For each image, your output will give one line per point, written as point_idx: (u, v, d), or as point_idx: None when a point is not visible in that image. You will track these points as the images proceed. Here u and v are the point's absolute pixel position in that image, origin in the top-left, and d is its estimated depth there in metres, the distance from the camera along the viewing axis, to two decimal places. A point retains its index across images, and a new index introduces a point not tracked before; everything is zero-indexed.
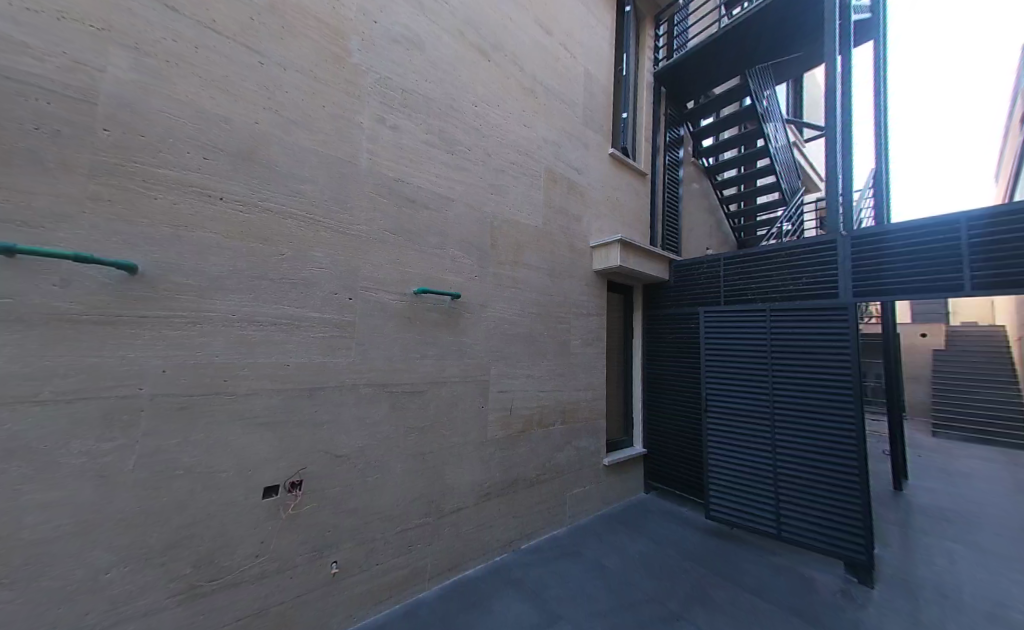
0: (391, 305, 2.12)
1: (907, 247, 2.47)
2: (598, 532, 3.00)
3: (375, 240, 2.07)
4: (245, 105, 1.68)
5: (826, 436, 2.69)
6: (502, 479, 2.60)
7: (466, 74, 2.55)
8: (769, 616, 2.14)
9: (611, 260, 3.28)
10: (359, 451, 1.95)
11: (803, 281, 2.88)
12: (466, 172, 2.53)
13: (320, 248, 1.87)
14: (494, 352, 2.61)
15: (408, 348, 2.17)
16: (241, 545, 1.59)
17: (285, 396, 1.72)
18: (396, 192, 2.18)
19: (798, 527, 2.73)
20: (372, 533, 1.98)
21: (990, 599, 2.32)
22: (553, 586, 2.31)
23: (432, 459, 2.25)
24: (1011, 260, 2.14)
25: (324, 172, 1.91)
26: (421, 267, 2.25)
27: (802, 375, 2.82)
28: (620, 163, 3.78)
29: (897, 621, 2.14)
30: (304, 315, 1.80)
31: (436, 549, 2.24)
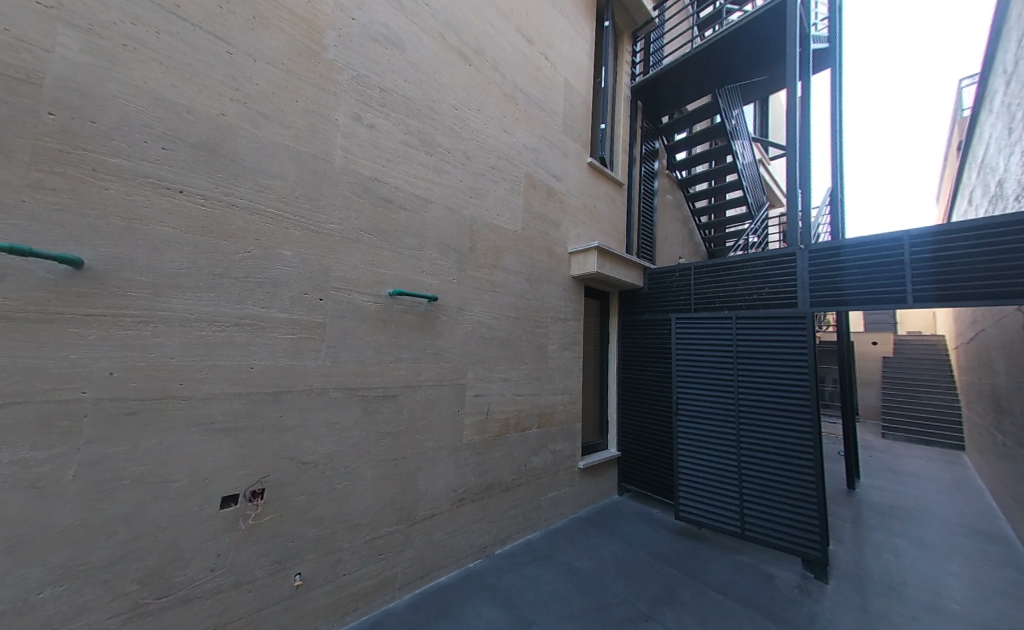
0: (365, 306, 2.07)
1: (858, 262, 2.65)
2: (571, 536, 3.02)
3: (351, 240, 2.03)
4: (211, 95, 1.61)
5: (786, 439, 2.82)
6: (477, 485, 2.58)
7: (446, 77, 2.54)
8: (732, 614, 2.21)
9: (588, 266, 3.34)
10: (326, 457, 1.88)
11: (767, 291, 3.03)
12: (445, 175, 2.51)
13: (290, 246, 1.81)
14: (471, 356, 2.59)
15: (381, 351, 2.12)
16: (195, 558, 1.50)
17: (247, 401, 1.65)
18: (372, 192, 2.14)
19: (761, 526, 2.85)
20: (339, 543, 1.91)
21: (929, 589, 2.50)
22: (525, 591, 2.30)
23: (405, 464, 2.20)
24: (948, 277, 2.33)
25: (296, 168, 1.85)
26: (398, 268, 2.22)
27: (765, 380, 2.95)
28: (598, 171, 3.86)
29: (849, 614, 2.26)
30: (270, 315, 1.73)
31: (407, 557, 2.19)
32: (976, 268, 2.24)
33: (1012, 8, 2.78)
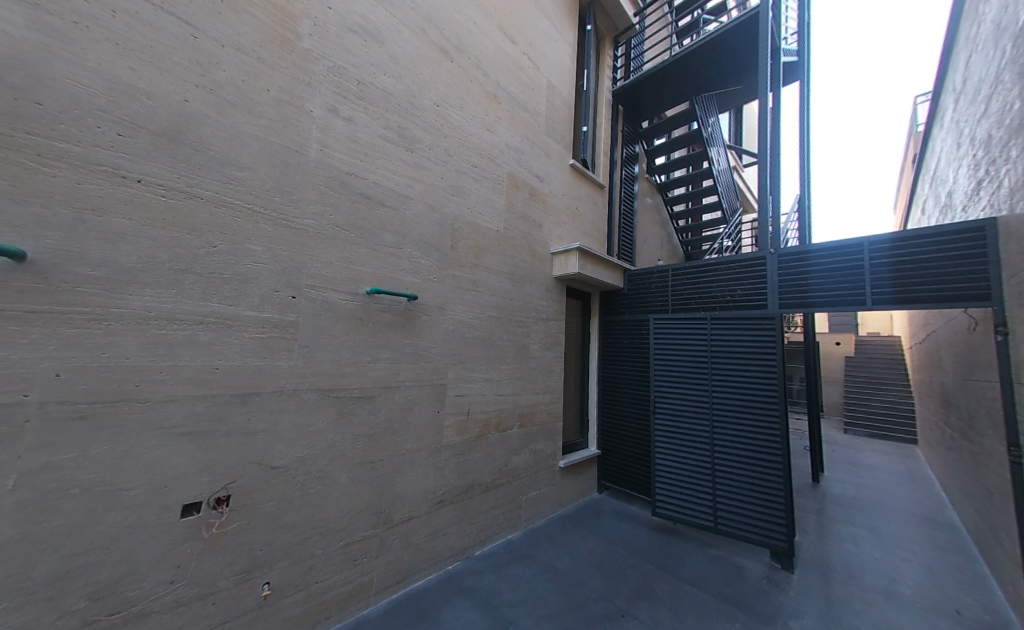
0: (342, 304, 2.01)
1: (823, 265, 2.78)
2: (550, 535, 3.03)
3: (326, 236, 1.96)
4: (173, 80, 1.52)
5: (756, 435, 2.93)
6: (456, 486, 2.55)
7: (428, 72, 2.50)
8: (704, 606, 2.27)
9: (570, 267, 3.35)
10: (298, 461, 1.81)
11: (739, 292, 3.13)
12: (425, 171, 2.47)
13: (260, 241, 1.73)
14: (452, 356, 2.56)
15: (358, 351, 2.07)
16: (152, 570, 1.42)
17: (211, 403, 1.57)
18: (349, 187, 2.08)
19: (732, 520, 2.94)
20: (311, 549, 1.85)
21: (885, 575, 2.64)
22: (504, 592, 2.29)
23: (382, 467, 2.15)
24: (903, 281, 2.46)
25: (267, 160, 1.77)
26: (376, 266, 2.17)
27: (737, 378, 3.05)
28: (580, 173, 3.89)
29: (812, 601, 2.37)
30: (238, 314, 1.65)
31: (384, 561, 2.14)
32: (928, 272, 2.39)
33: (960, 32, 2.98)
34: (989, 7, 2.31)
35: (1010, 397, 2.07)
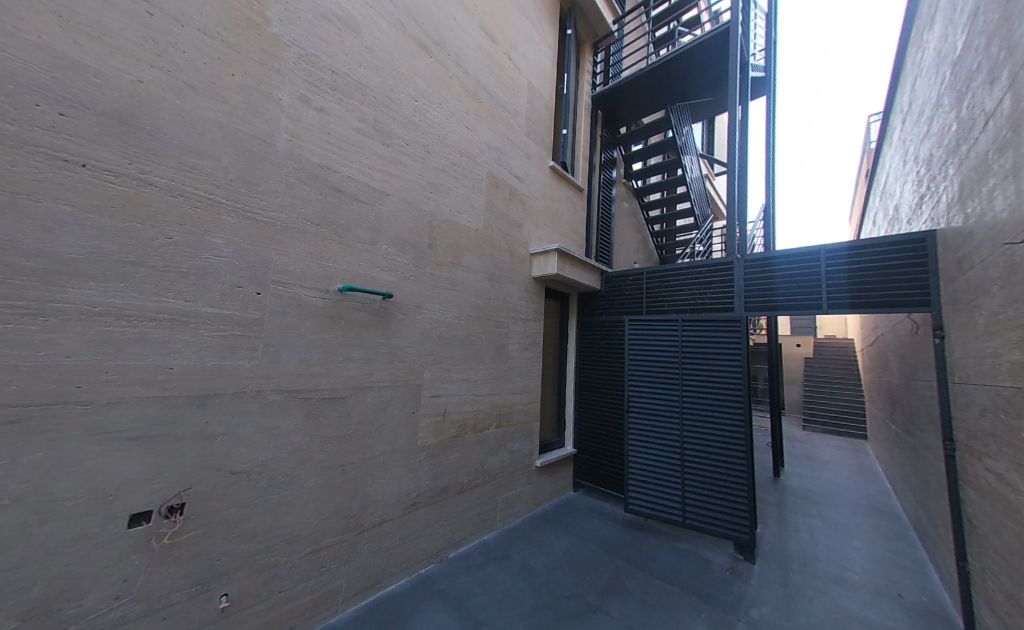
0: (311, 302, 1.93)
1: (786, 271, 2.92)
2: (525, 534, 3.03)
3: (295, 230, 1.88)
4: (124, 58, 1.42)
5: (722, 433, 3.04)
6: (431, 488, 2.51)
7: (405, 66, 2.44)
8: (672, 599, 2.34)
9: (549, 268, 3.36)
10: (260, 465, 1.73)
11: (709, 296, 3.25)
12: (402, 167, 2.41)
13: (222, 233, 1.64)
14: (428, 356, 2.52)
15: (329, 350, 1.99)
16: (94, 586, 1.31)
17: (165, 405, 1.47)
18: (321, 180, 2.00)
19: (699, 515, 3.04)
20: (275, 558, 1.77)
21: (836, 562, 2.81)
22: (478, 594, 2.27)
23: (353, 470, 2.09)
24: (857, 286, 2.62)
25: (231, 148, 1.68)
26: (350, 263, 2.10)
27: (705, 379, 3.16)
28: (559, 175, 3.92)
29: (771, 589, 2.48)
30: (196, 310, 1.56)
31: (354, 567, 2.08)
32: (879, 278, 2.54)
33: (906, 58, 3.20)
34: (932, 36, 2.48)
35: (946, 394, 2.25)
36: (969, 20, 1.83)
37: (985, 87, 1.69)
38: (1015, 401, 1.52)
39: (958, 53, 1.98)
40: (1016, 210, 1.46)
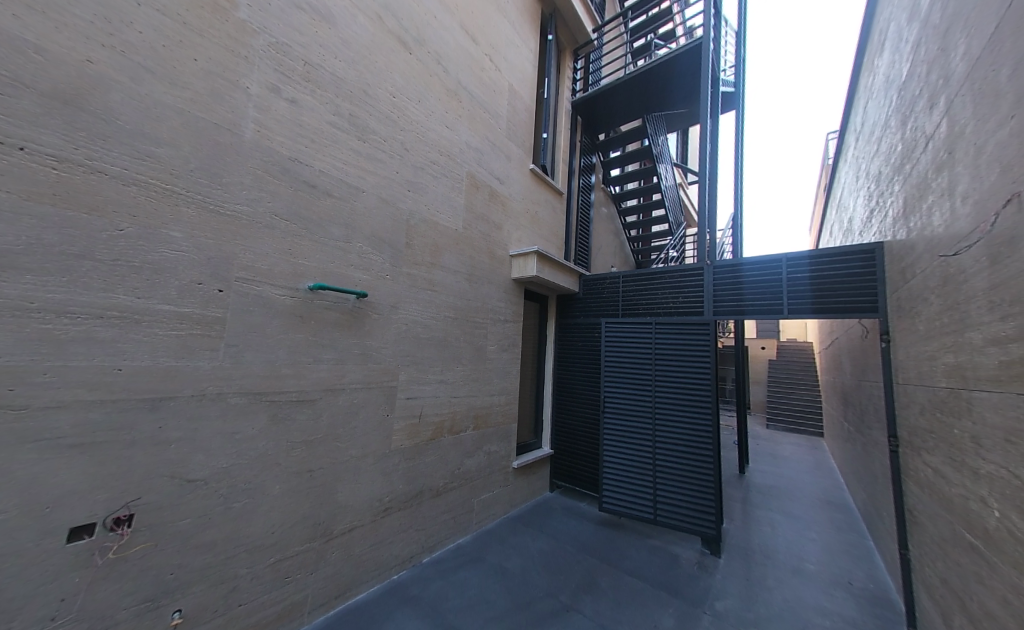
0: (279, 301, 1.85)
1: (752, 277, 3.06)
2: (500, 536, 3.02)
3: (262, 225, 1.80)
4: (71, 35, 1.32)
5: (691, 432, 3.15)
6: (404, 492, 2.45)
7: (384, 61, 2.39)
8: (642, 595, 2.39)
9: (528, 270, 3.37)
10: (219, 472, 1.64)
11: (681, 300, 3.36)
12: (379, 164, 2.36)
13: (180, 226, 1.55)
14: (404, 357, 2.47)
15: (298, 351, 1.92)
16: (25, 607, 1.20)
17: (112, 409, 1.37)
18: (292, 174, 1.93)
19: (669, 511, 3.13)
20: (234, 570, 1.68)
21: (794, 554, 2.97)
22: (451, 598, 2.24)
23: (322, 475, 2.01)
24: (814, 293, 2.78)
25: (192, 136, 1.59)
26: (323, 261, 2.04)
27: (676, 380, 3.26)
28: (539, 178, 3.94)
29: (735, 582, 2.59)
30: (148, 307, 1.46)
31: (322, 576, 2.01)
32: (836, 286, 2.71)
33: (859, 82, 3.44)
34: (881, 62, 2.68)
35: (891, 394, 2.42)
36: (912, 48, 1.99)
37: (926, 111, 1.83)
38: (948, 400, 1.66)
39: (903, 79, 2.15)
40: (951, 225, 1.58)
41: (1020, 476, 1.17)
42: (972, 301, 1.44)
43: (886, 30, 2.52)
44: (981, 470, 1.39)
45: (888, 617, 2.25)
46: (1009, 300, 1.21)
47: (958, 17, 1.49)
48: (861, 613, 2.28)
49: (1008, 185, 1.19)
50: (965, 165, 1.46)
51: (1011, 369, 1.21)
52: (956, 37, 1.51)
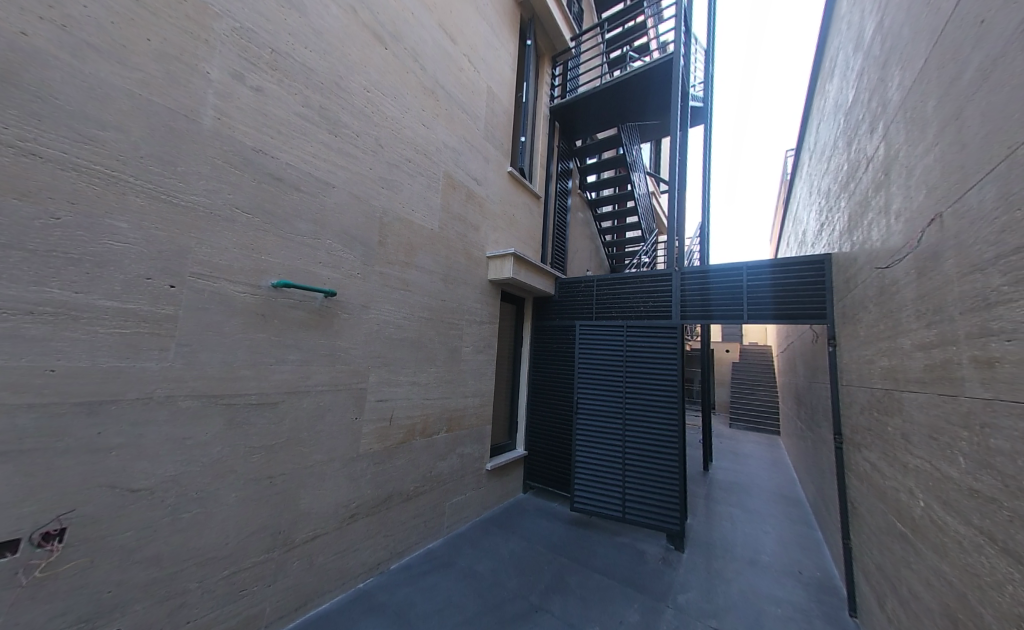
0: (238, 298, 1.76)
1: (717, 283, 3.21)
2: (471, 539, 3.00)
3: (221, 217, 1.71)
4: (3, 5, 1.21)
5: (658, 431, 3.26)
6: (372, 497, 2.39)
7: (357, 55, 2.33)
8: (609, 592, 2.45)
9: (504, 271, 3.38)
10: (166, 481, 1.53)
11: (651, 304, 3.48)
12: (351, 159, 2.29)
13: (127, 217, 1.45)
14: (375, 358, 2.41)
15: (259, 352, 1.83)
16: None
17: (43, 414, 1.26)
18: (256, 166, 1.84)
19: (637, 509, 3.22)
20: (182, 584, 1.58)
21: (751, 546, 3.12)
22: (419, 604, 2.20)
23: (284, 482, 1.93)
24: (772, 300, 2.95)
25: (143, 121, 1.49)
26: (289, 258, 1.96)
27: (645, 381, 3.37)
28: (517, 181, 3.96)
29: (697, 576, 2.69)
30: (88, 303, 1.36)
31: (281, 588, 1.92)
32: (791, 293, 2.89)
33: (813, 105, 3.70)
34: (831, 88, 2.89)
35: (837, 395, 2.60)
36: (857, 77, 2.15)
37: (867, 136, 1.99)
38: (883, 400, 1.81)
39: (849, 104, 2.32)
40: (887, 240, 1.73)
41: (940, 469, 1.30)
42: (902, 311, 1.58)
43: (835, 59, 2.73)
44: (909, 465, 1.53)
45: (832, 602, 2.41)
46: (932, 309, 1.34)
47: (894, 51, 1.63)
48: (809, 600, 2.43)
49: (932, 205, 1.32)
50: (898, 186, 1.60)
51: (933, 371, 1.34)
52: (893, 70, 1.65)
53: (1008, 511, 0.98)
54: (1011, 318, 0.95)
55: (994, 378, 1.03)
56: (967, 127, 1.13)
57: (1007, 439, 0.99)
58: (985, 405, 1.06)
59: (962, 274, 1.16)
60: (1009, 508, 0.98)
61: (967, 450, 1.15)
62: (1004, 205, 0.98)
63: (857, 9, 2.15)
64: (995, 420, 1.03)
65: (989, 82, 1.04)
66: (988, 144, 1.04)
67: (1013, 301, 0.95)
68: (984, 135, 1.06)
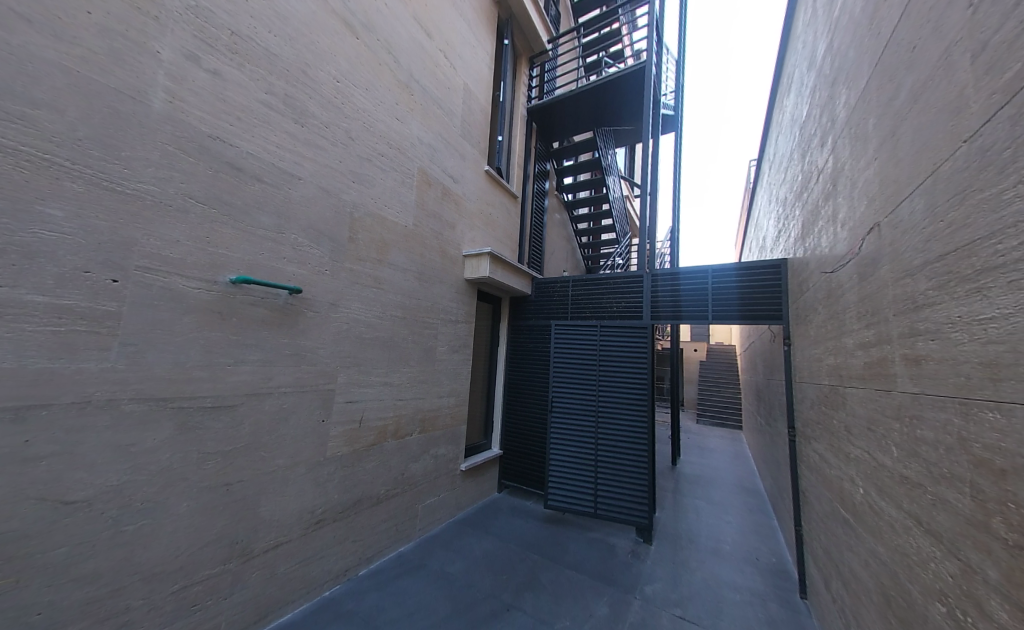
0: (192, 295, 1.65)
1: (686, 285, 3.34)
2: (443, 540, 2.97)
3: (173, 207, 1.60)
4: None
5: (629, 428, 3.35)
6: (340, 502, 2.31)
7: (326, 43, 2.25)
8: (579, 586, 2.49)
9: (481, 270, 3.36)
10: (106, 491, 1.42)
11: (623, 305, 3.57)
12: (319, 151, 2.20)
13: (61, 204, 1.33)
14: (344, 358, 2.33)
15: (215, 351, 1.72)
16: None
17: None
18: (214, 154, 1.74)
19: (608, 504, 3.29)
20: (125, 602, 1.47)
21: (714, 536, 3.27)
22: (388, 609, 2.16)
23: (242, 489, 1.83)
24: (734, 301, 3.10)
25: (81, 100, 1.37)
26: (249, 253, 1.85)
27: (618, 380, 3.45)
28: (494, 181, 3.94)
29: (663, 567, 2.79)
30: (15, 298, 1.24)
31: (239, 600, 1.82)
32: (752, 295, 3.05)
33: (772, 118, 3.92)
34: (788, 104, 3.07)
35: (791, 391, 2.77)
36: (810, 93, 2.29)
37: (818, 149, 2.12)
38: (829, 396, 1.94)
39: (803, 119, 2.47)
40: (834, 247, 1.85)
41: (876, 458, 1.41)
42: (845, 313, 1.70)
43: (792, 76, 2.90)
44: (851, 456, 1.65)
45: (786, 586, 2.57)
46: (871, 311, 1.44)
47: (842, 71, 1.74)
48: (765, 584, 2.58)
49: (872, 215, 1.43)
50: (844, 197, 1.71)
51: (871, 368, 1.45)
52: (841, 88, 1.76)
53: (932, 495, 1.07)
54: (935, 320, 1.05)
55: (921, 374, 1.13)
56: (901, 144, 1.23)
57: (931, 429, 1.08)
58: (914, 399, 1.16)
59: (895, 278, 1.26)
60: (932, 492, 1.07)
61: (898, 440, 1.26)
62: (930, 217, 1.07)
63: (811, 30, 2.28)
64: (922, 412, 1.13)
65: (920, 104, 1.13)
66: (918, 160, 1.13)
67: (937, 303, 1.04)
68: (915, 151, 1.15)
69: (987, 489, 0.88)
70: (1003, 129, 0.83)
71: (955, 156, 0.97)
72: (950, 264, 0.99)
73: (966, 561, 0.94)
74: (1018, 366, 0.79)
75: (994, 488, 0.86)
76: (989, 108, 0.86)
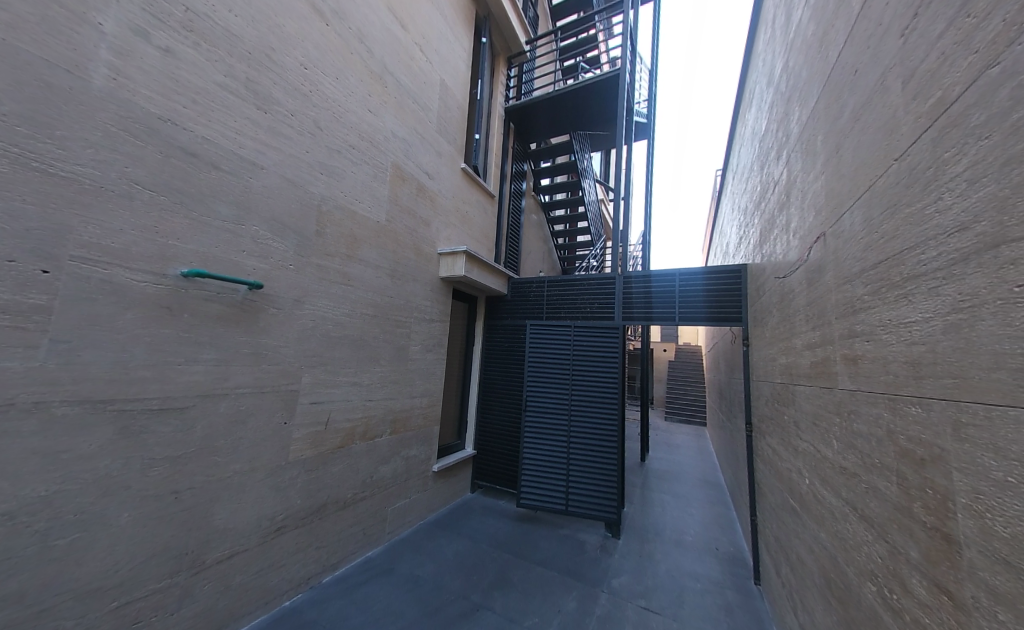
0: (138, 288, 1.54)
1: (656, 287, 3.45)
2: (413, 542, 2.92)
3: (115, 193, 1.48)
4: None
5: (599, 426, 3.43)
6: (302, 507, 2.22)
7: (293, 27, 2.15)
8: (547, 583, 2.52)
9: (456, 269, 3.33)
10: (33, 502, 1.30)
11: (597, 306, 3.65)
12: (284, 140, 2.11)
13: None
14: (309, 357, 2.24)
15: (164, 350, 1.61)
16: None
17: None
18: (165, 138, 1.62)
19: (578, 500, 3.35)
20: (54, 623, 1.34)
21: (678, 529, 3.40)
22: (353, 616, 2.10)
23: (192, 497, 1.71)
24: (700, 303, 3.24)
25: (6, 71, 1.25)
26: (205, 245, 1.75)
27: (590, 379, 3.52)
28: (470, 179, 3.91)
29: (630, 560, 2.87)
30: None
31: (189, 614, 1.72)
32: (716, 298, 3.20)
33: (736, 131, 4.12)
34: (749, 118, 3.24)
35: (749, 389, 2.93)
36: (768, 109, 2.43)
37: (774, 162, 2.25)
38: (781, 393, 2.07)
39: (762, 133, 2.61)
40: (787, 254, 1.96)
41: (820, 450, 1.51)
42: (796, 316, 1.82)
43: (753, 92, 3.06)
44: (800, 449, 1.76)
45: (742, 573, 2.71)
46: (817, 314, 1.55)
47: (796, 90, 1.86)
48: (723, 573, 2.71)
49: (820, 226, 1.53)
50: (796, 208, 1.83)
51: (817, 367, 1.55)
52: (794, 107, 1.88)
53: (865, 483, 1.17)
54: (869, 322, 1.14)
55: (857, 372, 1.22)
56: (844, 161, 1.33)
57: (865, 423, 1.17)
58: (851, 395, 1.25)
59: (837, 283, 1.36)
60: (866, 480, 1.16)
61: (838, 434, 1.35)
62: (867, 227, 1.16)
63: (770, 49, 2.41)
64: (857, 407, 1.22)
65: (860, 124, 1.23)
66: (858, 175, 1.22)
67: (871, 308, 1.13)
68: (856, 167, 1.24)
69: (909, 477, 0.96)
70: (927, 150, 0.91)
71: (887, 172, 1.06)
72: (883, 272, 1.07)
73: (892, 543, 1.03)
74: (935, 364, 0.87)
75: (915, 476, 0.94)
76: (916, 130, 0.95)
